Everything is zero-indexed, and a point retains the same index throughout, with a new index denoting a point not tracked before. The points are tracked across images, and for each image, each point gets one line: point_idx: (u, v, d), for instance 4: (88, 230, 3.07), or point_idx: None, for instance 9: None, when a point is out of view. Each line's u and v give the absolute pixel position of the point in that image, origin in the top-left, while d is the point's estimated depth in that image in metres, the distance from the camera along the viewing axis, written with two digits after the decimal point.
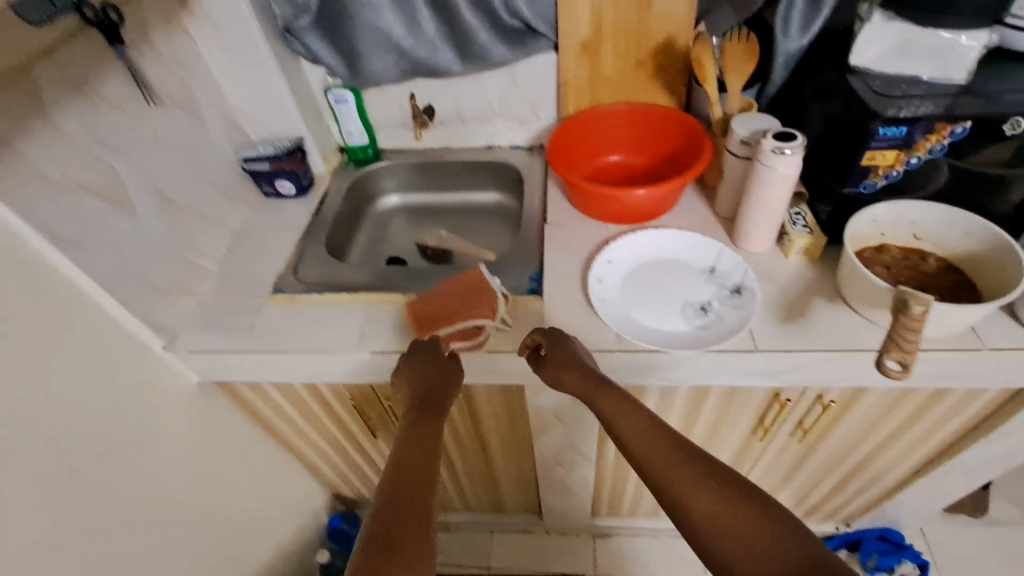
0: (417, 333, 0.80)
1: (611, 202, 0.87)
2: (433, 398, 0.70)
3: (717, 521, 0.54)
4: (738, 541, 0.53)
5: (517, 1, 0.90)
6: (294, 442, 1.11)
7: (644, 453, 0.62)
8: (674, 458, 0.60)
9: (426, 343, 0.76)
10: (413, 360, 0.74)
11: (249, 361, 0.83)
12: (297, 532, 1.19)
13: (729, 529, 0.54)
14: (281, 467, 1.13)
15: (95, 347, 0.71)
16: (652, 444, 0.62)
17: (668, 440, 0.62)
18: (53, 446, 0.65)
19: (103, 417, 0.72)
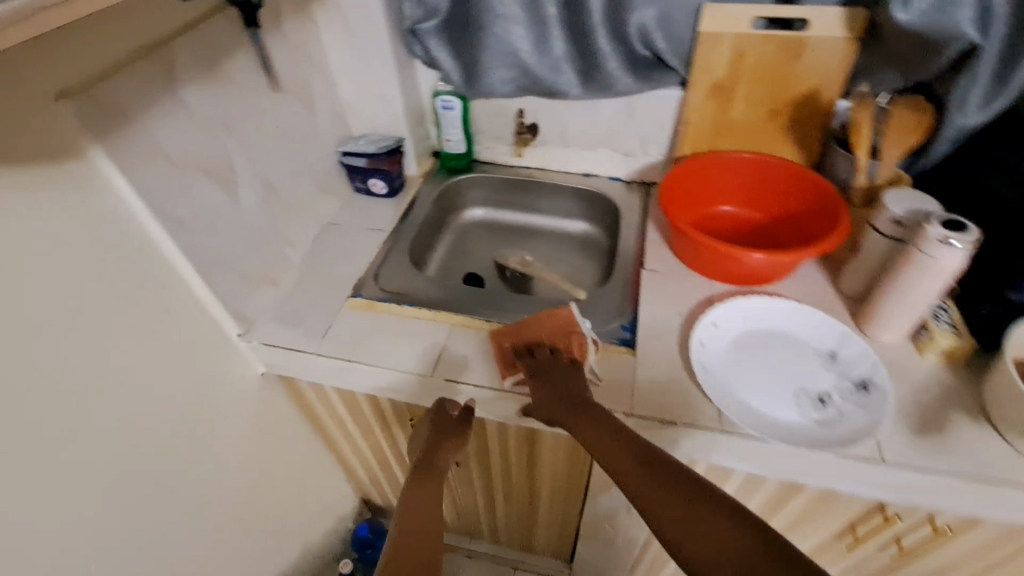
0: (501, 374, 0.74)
1: (725, 261, 0.79)
2: (441, 443, 0.69)
3: (696, 530, 0.47)
4: (714, 547, 0.45)
5: (655, 32, 0.84)
6: (339, 444, 1.08)
7: (613, 460, 0.56)
8: (639, 463, 0.54)
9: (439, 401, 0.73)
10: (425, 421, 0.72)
11: (318, 363, 0.81)
12: (325, 535, 1.16)
13: (705, 537, 0.46)
14: (323, 467, 1.10)
15: (177, 328, 0.70)
16: (617, 453, 0.56)
17: (625, 446, 0.56)
18: (119, 424, 0.64)
19: (172, 400, 0.71)
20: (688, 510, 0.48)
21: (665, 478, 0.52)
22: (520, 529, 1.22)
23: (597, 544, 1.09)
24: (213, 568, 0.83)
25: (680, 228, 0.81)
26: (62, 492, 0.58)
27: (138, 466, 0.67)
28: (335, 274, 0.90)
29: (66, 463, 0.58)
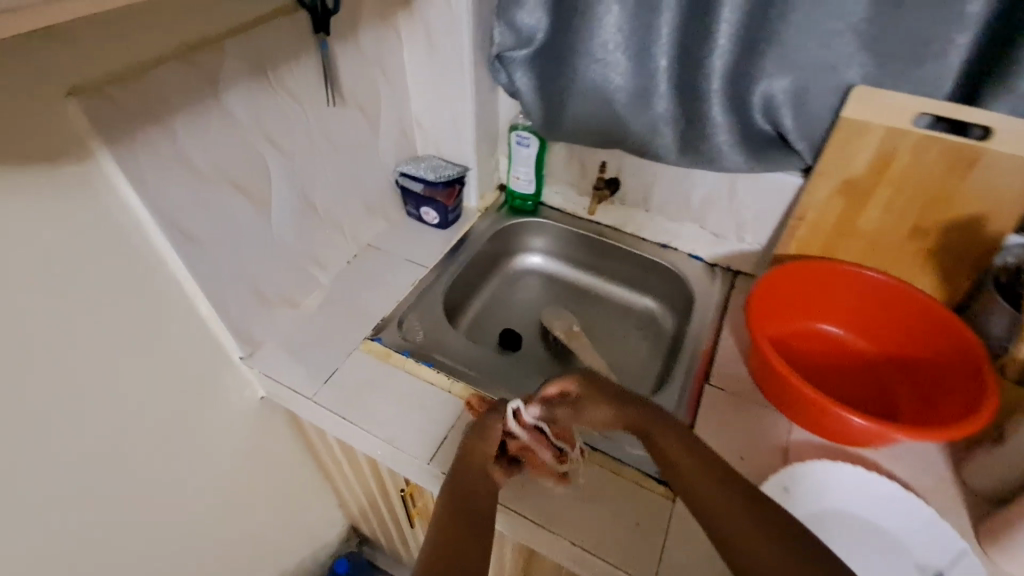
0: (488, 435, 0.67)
1: (815, 413, 0.62)
2: (483, 454, 0.57)
3: (753, 534, 0.43)
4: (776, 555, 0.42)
5: (784, 108, 0.68)
6: (334, 476, 1.00)
7: (669, 456, 0.52)
8: (695, 463, 0.50)
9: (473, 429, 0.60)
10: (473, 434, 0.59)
11: (316, 409, 0.72)
12: (304, 561, 1.09)
13: (764, 539, 0.43)
14: (314, 494, 1.03)
15: (172, 348, 0.63)
16: (666, 448, 0.53)
17: (682, 440, 0.53)
18: (83, 448, 0.57)
19: (153, 424, 0.64)
20: (750, 518, 0.44)
21: (730, 482, 0.48)
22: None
23: None
24: None
25: (781, 368, 0.63)
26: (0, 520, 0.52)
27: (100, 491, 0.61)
28: (361, 306, 0.82)
29: (10, 488, 0.52)
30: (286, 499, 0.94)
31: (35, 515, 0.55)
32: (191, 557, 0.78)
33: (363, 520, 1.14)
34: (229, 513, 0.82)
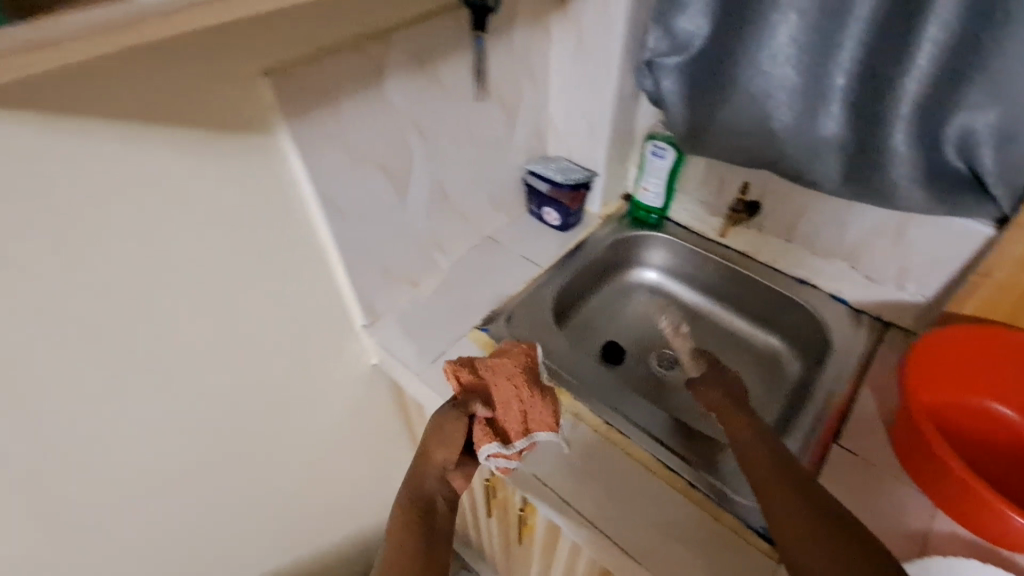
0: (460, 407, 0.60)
1: (975, 508, 0.53)
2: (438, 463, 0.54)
3: (807, 526, 0.44)
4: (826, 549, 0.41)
5: (990, 146, 0.57)
6: None
7: (751, 455, 0.53)
8: (769, 463, 0.51)
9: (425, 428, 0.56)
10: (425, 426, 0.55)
11: (420, 386, 0.76)
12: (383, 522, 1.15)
13: (817, 533, 0.43)
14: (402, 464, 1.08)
15: (307, 309, 0.70)
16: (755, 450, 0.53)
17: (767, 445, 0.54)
18: (225, 383, 0.65)
19: (281, 373, 0.72)
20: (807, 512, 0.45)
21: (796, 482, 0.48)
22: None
23: None
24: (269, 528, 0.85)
25: (946, 461, 0.53)
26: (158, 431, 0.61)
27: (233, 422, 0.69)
28: (474, 296, 0.84)
29: (167, 405, 0.61)
30: (380, 463, 1.00)
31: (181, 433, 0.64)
32: (293, 496, 0.86)
33: None
34: (330, 464, 0.89)
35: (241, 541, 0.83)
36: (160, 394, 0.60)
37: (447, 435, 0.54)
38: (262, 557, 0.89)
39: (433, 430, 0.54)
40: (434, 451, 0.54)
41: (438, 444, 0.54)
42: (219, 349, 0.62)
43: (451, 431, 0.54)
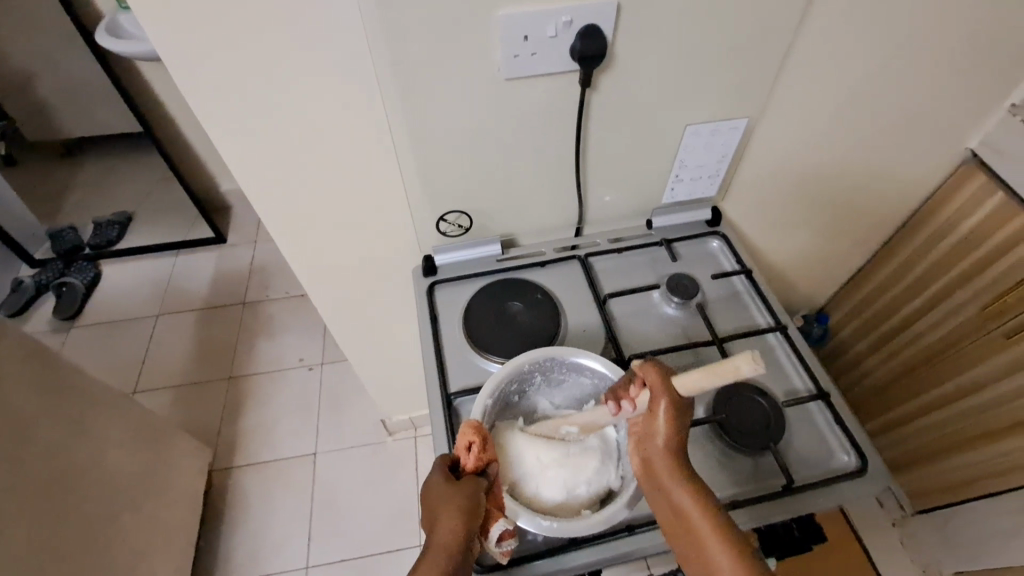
0: (445, 488, 0.51)
1: None
2: (442, 493, 0.51)
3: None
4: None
5: None
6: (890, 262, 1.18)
7: (680, 512, 0.49)
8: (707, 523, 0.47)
9: (443, 495, 0.51)
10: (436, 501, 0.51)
11: None
12: (795, 307, 1.35)
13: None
14: (856, 265, 1.24)
15: (1007, 60, 0.84)
16: (691, 526, 0.48)
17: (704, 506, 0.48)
18: (925, 88, 0.85)
19: (942, 107, 0.89)
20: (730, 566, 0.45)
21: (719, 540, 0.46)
22: (916, 459, 1.22)
23: (1016, 531, 1.04)
24: (791, 240, 1.09)
25: None
26: (882, 96, 0.84)
27: (891, 127, 0.90)
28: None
29: (900, 82, 0.83)
30: (862, 252, 1.19)
31: (877, 114, 0.87)
32: (824, 225, 1.07)
33: (852, 312, 1.32)
34: (857, 218, 1.08)
35: (775, 238, 1.07)
36: (910, 69, 0.81)
37: (435, 498, 0.51)
38: (759, 262, 1.14)
39: (444, 490, 0.51)
40: (437, 495, 0.51)
41: (455, 504, 0.49)
42: (951, 66, 0.82)
43: (444, 497, 0.50)
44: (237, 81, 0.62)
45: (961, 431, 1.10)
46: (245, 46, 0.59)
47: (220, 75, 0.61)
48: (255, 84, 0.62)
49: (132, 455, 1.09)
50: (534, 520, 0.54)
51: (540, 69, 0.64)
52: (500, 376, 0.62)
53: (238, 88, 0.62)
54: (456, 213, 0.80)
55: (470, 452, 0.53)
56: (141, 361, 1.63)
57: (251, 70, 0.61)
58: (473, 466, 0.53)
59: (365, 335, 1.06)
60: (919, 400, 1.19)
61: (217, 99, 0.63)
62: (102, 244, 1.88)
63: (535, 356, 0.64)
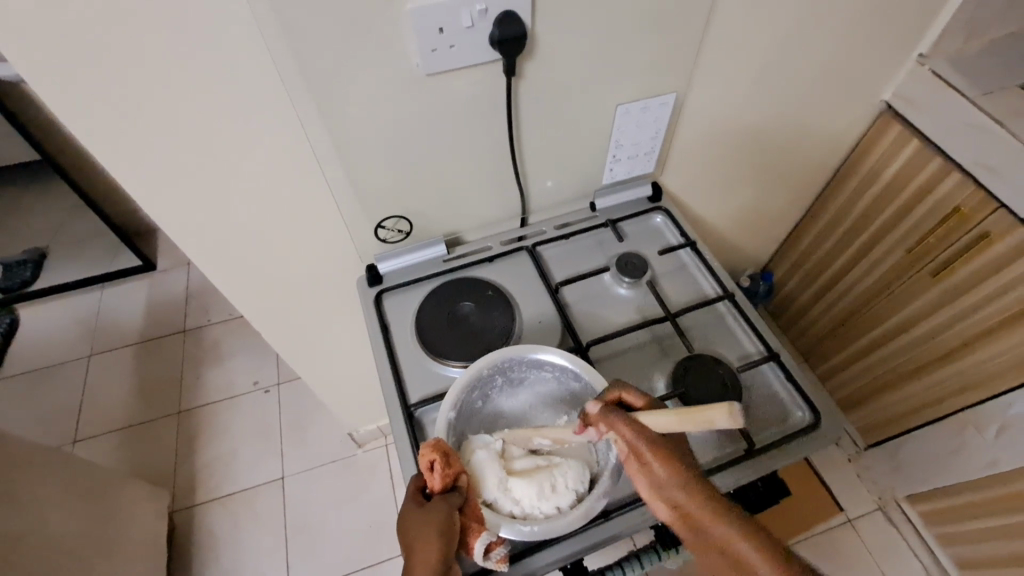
0: (418, 515, 0.50)
1: None
2: (416, 525, 0.50)
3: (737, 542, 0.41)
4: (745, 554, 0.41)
5: None
6: (823, 215, 1.23)
7: None
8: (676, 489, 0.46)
9: (417, 526, 0.50)
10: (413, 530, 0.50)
11: (947, 112, 0.93)
12: (742, 267, 1.39)
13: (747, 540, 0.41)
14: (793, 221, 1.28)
15: (910, 13, 0.88)
16: None
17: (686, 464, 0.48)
18: (839, 46, 0.87)
19: (856, 63, 0.92)
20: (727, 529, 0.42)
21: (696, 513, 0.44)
22: (864, 396, 1.30)
23: (954, 451, 1.13)
24: (730, 204, 1.11)
25: None
26: (800, 57, 0.86)
27: (811, 86, 0.92)
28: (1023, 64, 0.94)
29: (816, 42, 0.85)
30: (797, 208, 1.24)
31: (798, 75, 0.89)
32: (760, 186, 1.10)
33: (793, 266, 1.37)
34: (789, 175, 1.12)
35: (717, 203, 1.09)
36: (823, 27, 0.83)
37: (410, 529, 0.50)
38: (704, 229, 1.16)
39: (416, 519, 0.50)
40: (411, 527, 0.50)
41: (433, 532, 0.49)
42: (860, 23, 0.85)
43: (418, 525, 0.49)
44: (126, 104, 0.55)
45: (898, 367, 1.18)
46: (129, 65, 0.53)
47: (108, 101, 0.55)
48: (149, 105, 0.56)
49: (77, 511, 1.01)
50: (516, 527, 0.54)
51: (461, 61, 0.61)
52: (459, 385, 0.61)
53: (128, 111, 0.56)
54: (395, 218, 0.76)
55: (434, 471, 0.52)
56: (77, 406, 1.52)
57: (142, 91, 0.55)
58: (441, 486, 0.51)
59: (317, 350, 1.01)
60: (859, 342, 1.26)
61: (107, 128, 0.57)
62: (15, 287, 1.73)
63: (492, 360, 0.63)
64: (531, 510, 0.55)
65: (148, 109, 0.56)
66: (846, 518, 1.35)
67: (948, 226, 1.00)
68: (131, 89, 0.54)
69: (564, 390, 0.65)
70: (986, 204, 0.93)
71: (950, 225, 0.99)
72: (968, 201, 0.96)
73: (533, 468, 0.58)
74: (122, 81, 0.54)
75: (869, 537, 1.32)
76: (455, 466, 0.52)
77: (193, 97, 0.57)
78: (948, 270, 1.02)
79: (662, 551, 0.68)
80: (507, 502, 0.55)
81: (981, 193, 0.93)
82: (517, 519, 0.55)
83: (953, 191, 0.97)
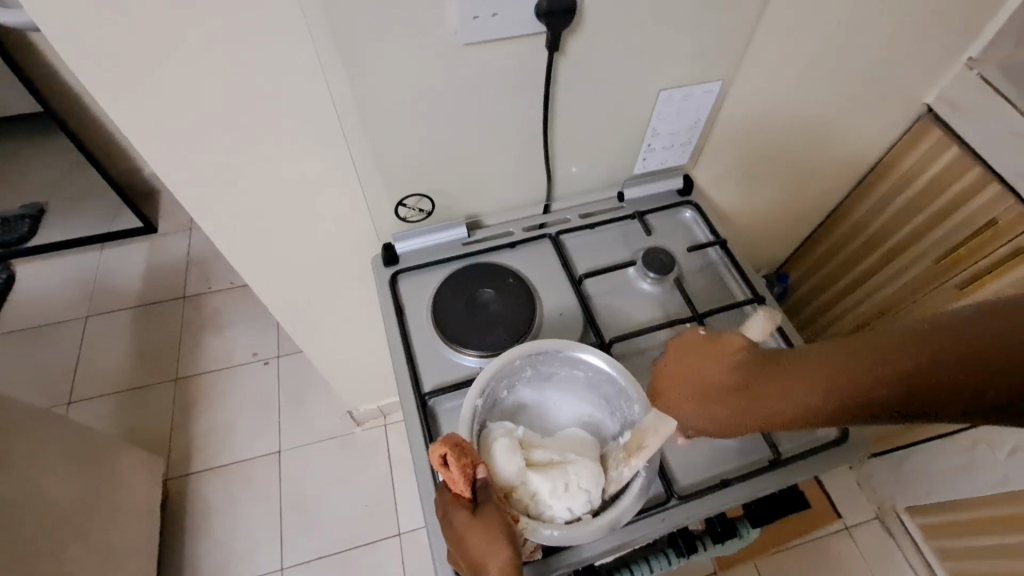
0: (467, 517, 0.48)
1: None
2: (465, 528, 0.48)
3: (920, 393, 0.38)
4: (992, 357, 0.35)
5: None
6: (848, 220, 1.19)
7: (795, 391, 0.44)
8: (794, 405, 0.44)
9: (470, 529, 0.48)
10: (467, 536, 0.48)
11: (995, 122, 0.89)
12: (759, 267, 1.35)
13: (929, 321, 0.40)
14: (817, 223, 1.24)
15: (968, 12, 0.83)
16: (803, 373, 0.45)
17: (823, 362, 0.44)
18: (891, 42, 0.83)
19: (905, 62, 0.88)
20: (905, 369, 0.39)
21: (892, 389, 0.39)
22: None
23: (960, 467, 1.12)
24: (757, 202, 1.08)
25: None
26: (850, 52, 0.82)
27: (855, 83, 0.88)
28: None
29: (868, 36, 0.80)
30: (822, 210, 1.20)
31: (844, 70, 0.85)
32: (789, 184, 1.07)
33: (811, 270, 1.34)
34: (822, 174, 1.08)
35: (743, 199, 1.05)
36: (877, 22, 0.78)
37: (465, 535, 0.48)
38: (726, 226, 1.12)
39: (466, 524, 0.48)
40: (464, 533, 0.48)
41: (486, 531, 0.47)
42: (917, 18, 0.80)
43: (471, 528, 0.48)
44: (143, 56, 0.51)
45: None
46: (145, 12, 0.48)
47: (123, 52, 0.51)
48: (168, 60, 0.52)
49: (71, 476, 0.99)
50: (537, 530, 0.51)
51: (504, 31, 0.57)
52: (489, 373, 0.58)
53: (144, 64, 0.52)
54: (416, 196, 0.73)
55: (452, 468, 0.49)
56: (73, 367, 1.49)
57: (160, 42, 0.51)
58: (465, 482, 0.49)
59: (323, 326, 0.98)
60: None
61: (118, 80, 0.53)
62: (12, 241, 1.69)
63: (525, 351, 0.60)
64: (546, 510, 0.52)
65: (166, 64, 0.52)
66: (843, 524, 1.35)
67: (982, 239, 0.98)
68: (148, 41, 0.50)
69: (593, 392, 0.63)
70: None
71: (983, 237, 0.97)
72: (1006, 216, 0.93)
73: (551, 464, 0.55)
74: (137, 31, 0.49)
75: (863, 544, 1.32)
76: (471, 455, 0.50)
77: (215, 53, 0.53)
78: (979, 282, 1.01)
79: (674, 556, 0.66)
80: (522, 496, 0.53)
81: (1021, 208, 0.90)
82: (530, 516, 0.52)
83: (992, 203, 0.94)
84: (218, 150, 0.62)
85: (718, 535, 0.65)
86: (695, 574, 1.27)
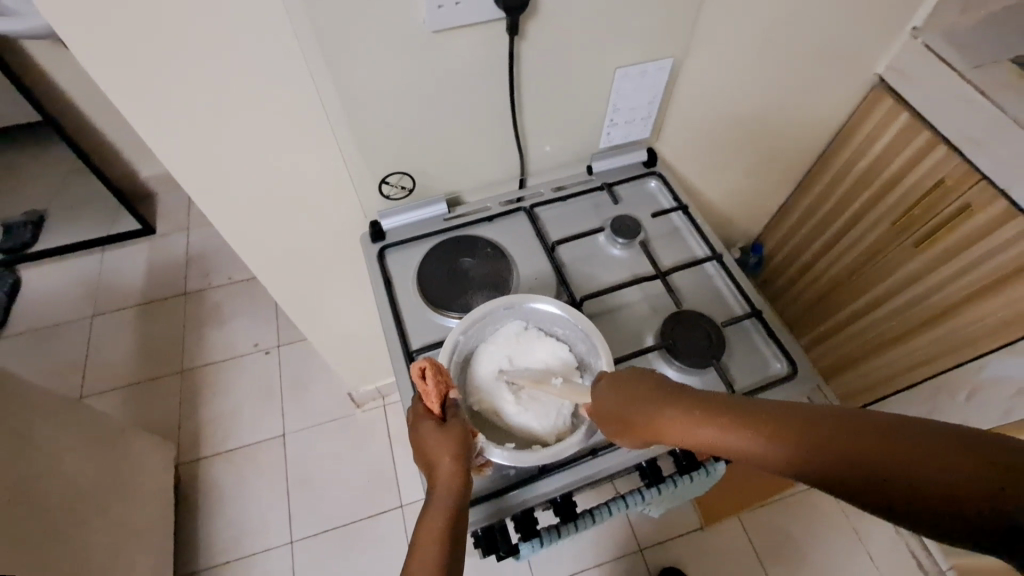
0: (433, 428, 0.54)
1: None
2: (429, 435, 0.54)
3: (946, 486, 0.30)
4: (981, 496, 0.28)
5: None
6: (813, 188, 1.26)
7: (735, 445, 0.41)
8: (786, 458, 0.37)
9: (433, 438, 0.54)
10: (430, 443, 0.54)
11: (937, 87, 0.96)
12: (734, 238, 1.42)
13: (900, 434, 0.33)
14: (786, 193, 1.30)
15: None
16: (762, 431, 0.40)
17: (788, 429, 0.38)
18: (836, 15, 0.89)
19: (851, 34, 0.94)
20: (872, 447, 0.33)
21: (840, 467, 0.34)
22: (844, 364, 1.35)
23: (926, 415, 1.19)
24: (725, 174, 1.14)
25: None
26: (797, 27, 0.88)
27: (806, 56, 0.94)
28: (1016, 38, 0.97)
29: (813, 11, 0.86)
30: (789, 180, 1.26)
31: (794, 44, 0.91)
32: (754, 157, 1.13)
33: (784, 239, 1.40)
34: (785, 146, 1.14)
35: (712, 172, 1.11)
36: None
37: (428, 442, 0.54)
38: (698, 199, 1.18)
39: (432, 433, 0.54)
40: (428, 442, 0.54)
41: (448, 439, 0.53)
42: None
43: (436, 436, 0.54)
44: (145, 56, 0.57)
45: (878, 335, 1.24)
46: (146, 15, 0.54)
47: (127, 52, 0.57)
48: (167, 59, 0.58)
49: (90, 457, 1.06)
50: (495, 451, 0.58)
51: (468, 19, 0.63)
52: (473, 317, 0.66)
53: (145, 61, 0.58)
54: (398, 174, 0.79)
55: (430, 382, 0.55)
56: (82, 364, 1.55)
57: (158, 40, 0.57)
58: (440, 398, 0.55)
59: (319, 306, 1.05)
60: (843, 311, 1.31)
61: (123, 78, 0.59)
62: (16, 247, 1.74)
63: (511, 301, 0.68)
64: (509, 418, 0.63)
65: (165, 61, 0.58)
66: None
67: (934, 198, 1.04)
68: (149, 41, 0.56)
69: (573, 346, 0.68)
70: (969, 175, 0.96)
71: (934, 196, 1.03)
72: (953, 175, 0.99)
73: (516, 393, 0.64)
74: (139, 32, 0.55)
75: (843, 496, 1.39)
76: (445, 375, 0.57)
77: (209, 48, 0.59)
78: (933, 239, 1.06)
79: (646, 491, 0.73)
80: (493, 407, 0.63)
81: (965, 166, 0.97)
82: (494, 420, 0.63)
83: (941, 163, 1.00)
84: (215, 140, 0.68)
85: (683, 469, 0.72)
86: (683, 531, 1.34)
